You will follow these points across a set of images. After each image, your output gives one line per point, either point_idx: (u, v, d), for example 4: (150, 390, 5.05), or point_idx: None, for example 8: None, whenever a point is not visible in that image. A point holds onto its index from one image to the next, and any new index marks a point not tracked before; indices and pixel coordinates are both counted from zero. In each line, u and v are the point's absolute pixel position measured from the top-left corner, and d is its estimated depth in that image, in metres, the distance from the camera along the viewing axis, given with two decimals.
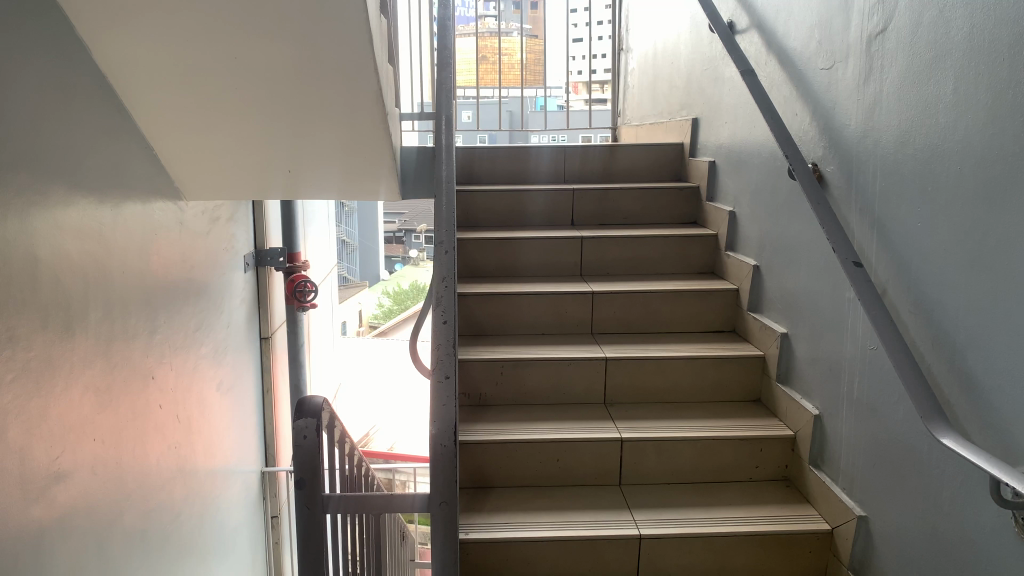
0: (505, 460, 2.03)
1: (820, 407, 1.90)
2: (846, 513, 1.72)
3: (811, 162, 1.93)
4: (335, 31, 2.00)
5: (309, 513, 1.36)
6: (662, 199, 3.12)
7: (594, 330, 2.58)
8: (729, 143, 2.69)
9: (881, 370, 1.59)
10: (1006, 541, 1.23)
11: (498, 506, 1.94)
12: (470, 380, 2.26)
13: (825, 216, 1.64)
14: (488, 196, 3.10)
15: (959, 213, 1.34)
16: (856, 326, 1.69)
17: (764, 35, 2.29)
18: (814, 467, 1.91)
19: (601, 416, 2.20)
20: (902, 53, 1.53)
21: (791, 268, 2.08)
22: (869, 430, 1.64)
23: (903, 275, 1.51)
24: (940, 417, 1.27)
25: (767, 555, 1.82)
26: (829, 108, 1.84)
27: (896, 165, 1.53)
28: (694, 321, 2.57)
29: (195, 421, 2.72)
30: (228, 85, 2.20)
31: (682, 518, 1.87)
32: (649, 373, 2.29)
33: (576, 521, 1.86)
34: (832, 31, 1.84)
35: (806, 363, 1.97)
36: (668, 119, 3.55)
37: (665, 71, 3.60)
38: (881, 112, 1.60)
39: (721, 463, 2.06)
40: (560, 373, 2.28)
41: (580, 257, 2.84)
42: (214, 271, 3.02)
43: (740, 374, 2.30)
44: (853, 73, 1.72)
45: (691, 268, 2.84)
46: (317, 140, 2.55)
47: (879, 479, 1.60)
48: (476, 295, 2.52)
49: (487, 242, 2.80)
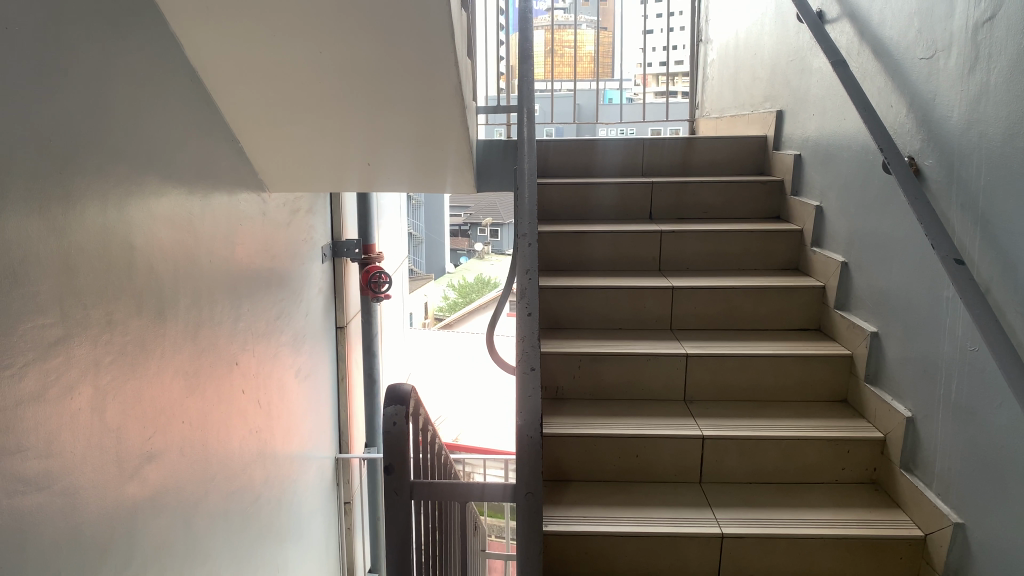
0: (584, 454, 2.02)
1: (912, 409, 1.84)
2: (941, 520, 1.66)
3: (907, 156, 1.86)
4: (417, 24, 2.02)
5: (396, 498, 1.39)
6: (745, 194, 3.05)
7: (674, 326, 2.55)
8: (816, 136, 2.61)
9: (983, 372, 1.52)
10: None
11: (576, 501, 1.94)
12: (547, 373, 2.27)
13: (924, 211, 1.58)
14: (564, 188, 3.09)
15: None
16: (955, 325, 1.62)
17: (857, 24, 2.22)
18: (905, 471, 1.85)
19: (681, 413, 2.17)
20: (1012, 41, 1.46)
21: (883, 265, 2.01)
22: (968, 434, 1.58)
23: (1009, 274, 1.45)
24: None
25: (856, 559, 1.77)
26: (927, 99, 1.78)
27: (1003, 160, 1.47)
28: (777, 318, 2.52)
29: (274, 407, 2.80)
30: (313, 79, 2.25)
31: (765, 519, 1.83)
32: (731, 370, 2.26)
33: (656, 517, 1.84)
34: (933, 20, 1.77)
35: (898, 364, 1.91)
36: (750, 112, 3.48)
37: (747, 62, 3.52)
38: (988, 104, 1.53)
39: (806, 465, 2.01)
40: (639, 369, 2.26)
41: (658, 251, 2.80)
42: (294, 261, 3.10)
43: (826, 373, 2.24)
44: (956, 63, 1.66)
45: (774, 264, 2.79)
46: (397, 133, 2.58)
47: (978, 486, 1.54)
48: (553, 289, 2.52)
49: (563, 235, 2.80)
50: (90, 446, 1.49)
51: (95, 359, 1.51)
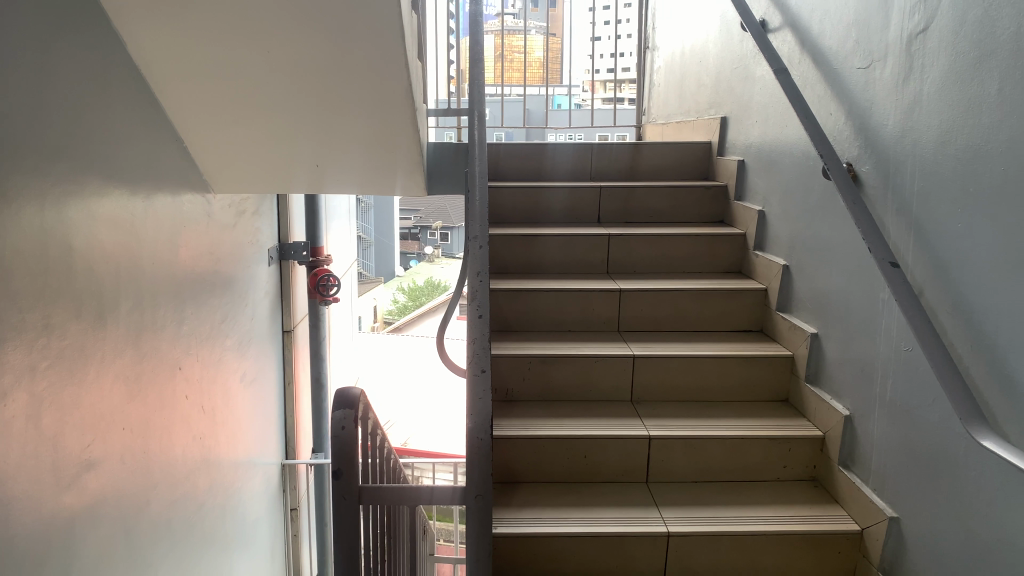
0: (534, 456, 2.03)
1: (850, 408, 1.90)
2: (877, 514, 1.72)
3: (845, 161, 1.92)
4: (368, 25, 2.02)
5: (345, 503, 1.37)
6: (690, 198, 3.11)
7: (621, 328, 2.58)
8: (759, 142, 2.68)
9: (916, 371, 1.58)
10: None
11: (526, 502, 1.94)
12: (498, 376, 2.27)
13: (861, 215, 1.63)
14: (515, 192, 3.09)
15: (1002, 214, 1.33)
16: (890, 326, 1.68)
17: (797, 34, 2.28)
18: (843, 467, 1.91)
19: (629, 414, 2.20)
20: (944, 51, 1.52)
21: (823, 268, 2.07)
22: (903, 432, 1.63)
23: (942, 275, 1.50)
24: (980, 419, 1.25)
25: (796, 554, 1.82)
26: (865, 107, 1.84)
27: (936, 167, 1.53)
28: (721, 320, 2.57)
29: (219, 413, 2.74)
30: (260, 78, 2.22)
31: (711, 517, 1.87)
32: (678, 371, 2.29)
33: (605, 517, 1.86)
34: (869, 31, 1.83)
35: (837, 363, 1.97)
36: (694, 119, 3.55)
37: (692, 70, 3.59)
38: (920, 112, 1.59)
39: (749, 463, 2.06)
40: (589, 370, 2.28)
41: (607, 254, 2.83)
42: (240, 264, 3.05)
43: (768, 373, 2.29)
44: (892, 73, 1.72)
45: (719, 267, 2.85)
46: (347, 135, 2.57)
47: (912, 481, 1.60)
48: (503, 292, 2.53)
49: (513, 238, 2.80)
50: (25, 455, 1.45)
51: (31, 364, 1.47)
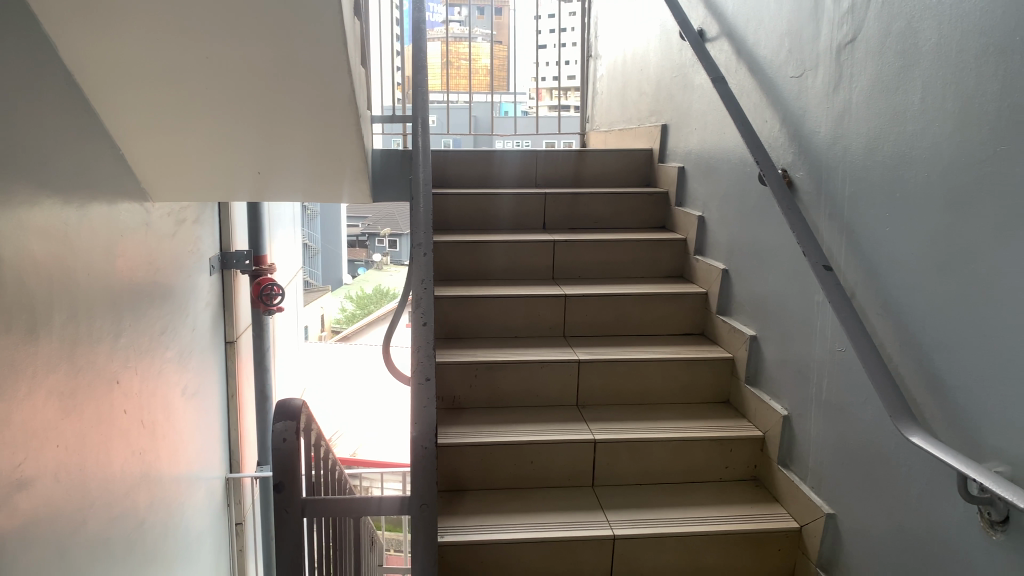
0: (480, 462, 2.03)
1: (788, 408, 1.94)
2: (815, 512, 1.76)
3: (781, 168, 1.97)
4: (310, 30, 2.00)
5: (286, 516, 1.35)
6: (633, 204, 3.15)
7: (567, 333, 2.60)
8: (699, 149, 2.73)
9: (849, 370, 1.63)
10: (971, 536, 1.25)
11: (473, 510, 1.94)
12: (444, 383, 2.25)
13: (795, 220, 1.68)
14: (461, 199, 3.09)
15: (927, 218, 1.38)
16: (825, 328, 1.73)
17: (734, 43, 2.33)
18: (783, 467, 1.95)
19: (574, 418, 2.21)
20: (871, 61, 1.57)
21: (761, 271, 2.12)
22: (838, 430, 1.68)
23: (872, 278, 1.55)
24: (909, 416, 1.30)
25: (738, 553, 1.85)
26: (798, 115, 1.89)
27: (865, 173, 1.58)
28: (663, 324, 2.61)
29: (160, 428, 2.67)
30: (199, 84, 2.18)
31: (655, 518, 1.89)
32: (622, 375, 2.32)
33: (551, 522, 1.87)
34: (801, 41, 1.88)
35: (775, 365, 2.01)
36: (636, 126, 3.60)
37: (634, 78, 3.64)
38: (850, 120, 1.64)
39: (692, 465, 2.09)
40: (534, 376, 2.29)
41: (552, 260, 2.85)
42: (180, 273, 2.98)
43: (709, 375, 2.33)
44: (823, 82, 1.77)
45: (661, 272, 2.89)
46: (289, 141, 2.53)
47: (847, 478, 1.64)
48: (449, 299, 2.52)
49: (459, 245, 2.80)
50: None
51: None
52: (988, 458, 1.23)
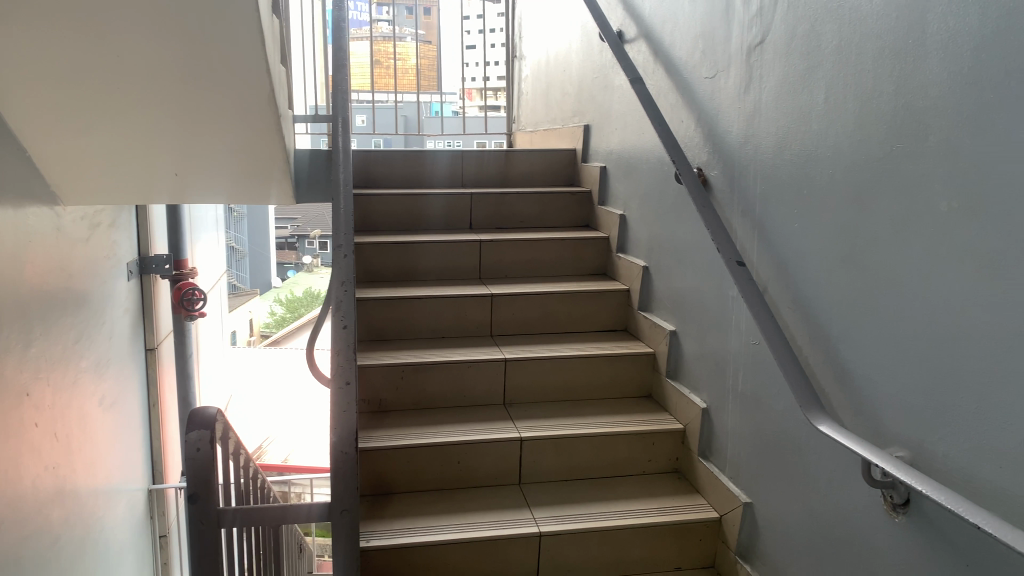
0: (406, 465, 2.01)
1: (707, 400, 1.99)
2: (733, 501, 1.81)
3: (696, 166, 2.01)
4: (225, 26, 1.94)
5: (203, 529, 1.32)
6: (557, 204, 3.18)
7: (494, 332, 2.60)
8: (619, 148, 2.77)
9: (762, 362, 1.68)
10: (875, 518, 1.30)
11: (400, 513, 1.91)
12: (370, 386, 2.22)
13: (709, 217, 1.72)
14: (387, 200, 3.05)
15: (833, 214, 1.43)
16: (739, 322, 1.78)
17: (651, 44, 2.38)
18: (703, 458, 2.00)
19: (501, 417, 2.22)
20: (778, 63, 1.62)
21: (680, 268, 2.16)
22: (753, 421, 1.73)
23: (782, 272, 1.60)
24: (818, 405, 1.34)
25: (660, 545, 1.89)
26: (712, 115, 1.94)
27: (774, 171, 1.63)
28: (588, 321, 2.65)
29: (75, 440, 2.56)
30: (110, 83, 2.10)
31: (580, 514, 1.91)
32: (548, 372, 2.34)
33: (478, 522, 1.86)
34: (714, 43, 1.93)
35: (694, 359, 2.06)
36: (561, 126, 3.63)
37: (557, 78, 3.68)
38: (760, 120, 1.69)
39: (616, 459, 2.12)
40: (461, 376, 2.29)
41: (478, 260, 2.85)
42: (95, 279, 2.86)
43: (632, 370, 2.38)
44: (734, 82, 1.82)
45: (585, 270, 2.93)
46: (207, 141, 2.47)
47: (763, 466, 1.69)
48: (376, 300, 2.48)
49: (385, 246, 2.76)
50: None
51: None
52: (889, 444, 1.28)
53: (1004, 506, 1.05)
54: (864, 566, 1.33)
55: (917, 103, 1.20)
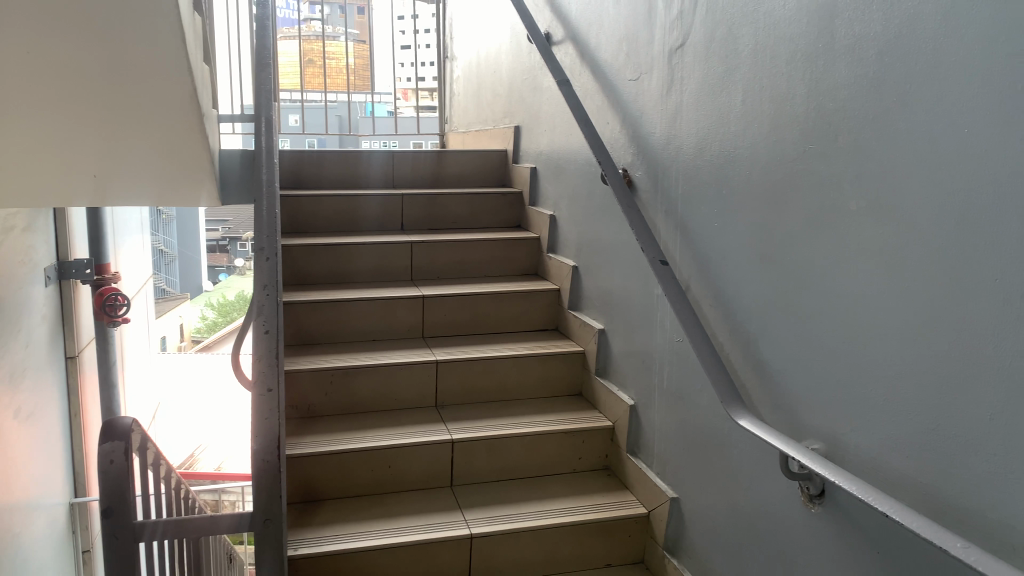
0: (336, 470, 1.98)
1: (634, 398, 2.02)
2: (660, 496, 1.84)
3: (622, 167, 2.04)
4: (142, 24, 1.88)
5: (119, 543, 1.27)
6: (489, 204, 3.19)
7: (425, 334, 2.58)
8: (548, 149, 2.79)
9: (686, 359, 1.71)
10: (793, 509, 1.34)
11: (329, 520, 1.89)
12: (298, 392, 2.18)
13: (634, 217, 1.74)
14: (316, 200, 2.99)
15: (750, 213, 1.47)
16: (664, 320, 1.81)
17: (578, 46, 2.40)
18: (631, 454, 2.03)
19: (432, 419, 2.20)
20: (698, 65, 1.65)
21: (608, 268, 2.18)
22: (678, 417, 1.76)
23: (704, 271, 1.64)
24: (738, 401, 1.37)
25: (591, 542, 1.91)
26: (636, 116, 1.96)
27: (696, 171, 1.66)
28: (519, 321, 2.66)
29: None
30: (20, 83, 2.02)
31: (510, 514, 1.92)
32: (479, 373, 2.34)
33: (409, 526, 1.85)
34: (638, 45, 1.96)
35: (621, 357, 2.09)
36: (491, 127, 3.64)
37: (488, 79, 3.68)
38: (682, 121, 1.72)
39: (547, 458, 2.14)
40: (391, 379, 2.26)
41: (410, 261, 2.82)
42: (9, 285, 2.74)
43: (562, 369, 2.40)
44: (657, 84, 1.85)
45: (516, 270, 2.95)
46: (126, 143, 2.39)
47: (688, 462, 1.73)
48: (304, 304, 2.43)
49: (314, 248, 2.71)
50: None
51: None
52: (805, 436, 1.32)
53: (910, 494, 1.10)
54: (783, 556, 1.37)
55: (827, 105, 1.24)
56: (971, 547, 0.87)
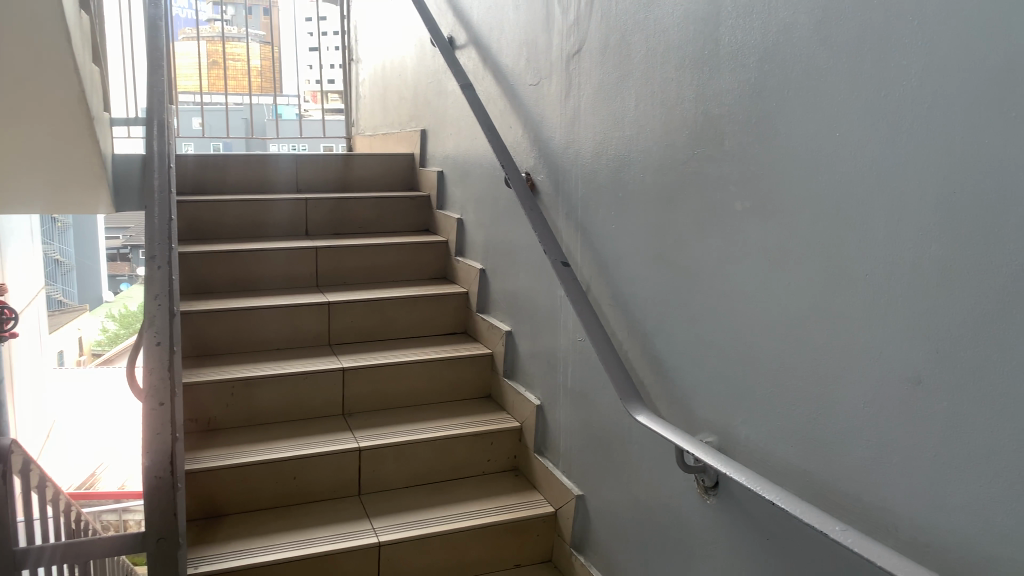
0: (239, 484, 1.92)
1: (541, 398, 2.05)
2: (567, 494, 1.87)
3: (525, 171, 2.06)
4: (21, 19, 1.80)
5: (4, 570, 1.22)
6: (395, 208, 3.16)
7: (332, 341, 2.54)
8: (454, 153, 2.80)
9: (588, 358, 1.74)
10: (690, 500, 1.38)
11: (232, 535, 1.83)
12: (198, 404, 2.10)
13: (536, 220, 1.76)
14: (216, 206, 2.90)
15: (645, 215, 1.51)
16: (567, 321, 1.84)
17: (480, 50, 2.41)
18: (539, 454, 2.06)
19: (339, 428, 2.17)
20: (594, 70, 1.69)
21: (514, 270, 2.20)
22: (582, 415, 1.79)
23: (603, 272, 1.67)
24: (637, 398, 1.41)
25: (500, 544, 1.92)
26: (537, 121, 1.99)
27: (594, 175, 1.69)
28: (427, 325, 2.65)
29: None
30: None
31: (419, 520, 1.91)
32: (386, 379, 2.32)
33: (315, 538, 1.81)
34: (537, 50, 1.98)
35: (528, 358, 2.11)
36: (398, 131, 3.61)
37: (394, 83, 3.66)
38: (580, 126, 1.75)
39: (456, 462, 2.14)
40: (296, 388, 2.22)
41: (315, 267, 2.77)
42: None
43: (470, 372, 2.41)
44: (556, 89, 1.88)
45: (424, 274, 2.94)
46: (10, 145, 2.29)
47: (592, 459, 1.76)
48: (204, 313, 2.35)
49: (215, 255, 2.62)
50: None
51: None
52: (700, 430, 1.37)
53: (796, 482, 1.15)
54: (682, 547, 1.41)
55: (713, 110, 1.29)
56: (848, 529, 0.91)
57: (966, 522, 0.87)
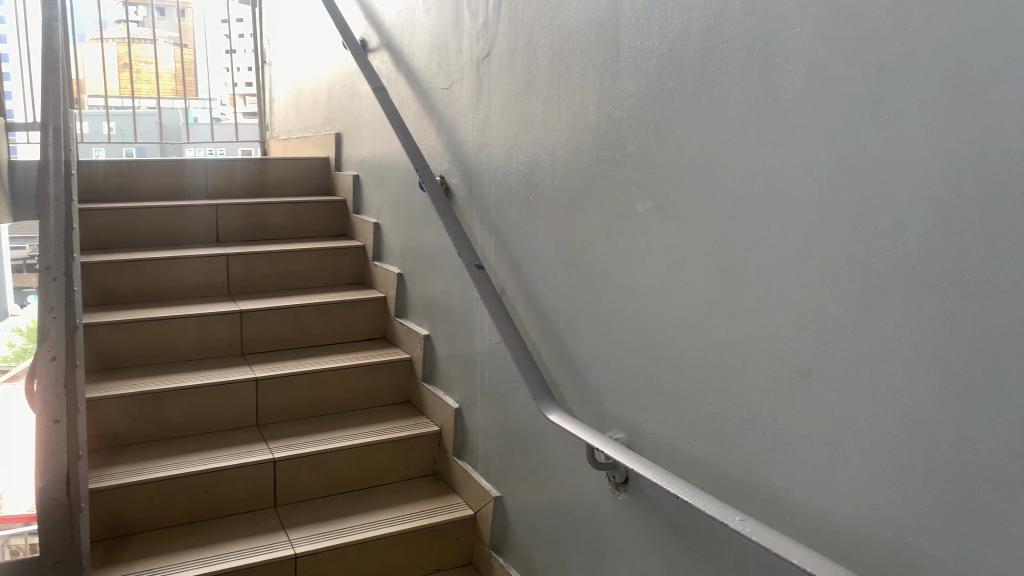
0: (147, 501, 1.86)
1: (459, 401, 2.05)
2: (486, 496, 1.88)
3: (439, 174, 2.05)
4: None
5: None
6: (310, 213, 3.11)
7: (245, 351, 2.48)
8: (369, 157, 2.77)
9: (503, 360, 1.75)
10: (602, 496, 1.41)
11: (141, 554, 1.77)
12: (102, 420, 2.02)
13: (450, 224, 1.76)
14: (120, 213, 2.79)
15: (554, 217, 1.52)
16: (483, 323, 1.85)
17: (392, 54, 2.39)
18: (458, 457, 2.06)
19: (253, 439, 2.12)
20: (503, 74, 1.70)
21: (431, 274, 2.19)
22: (499, 417, 1.80)
23: (517, 274, 1.68)
24: (549, 397, 1.42)
25: (420, 549, 1.91)
26: (450, 124, 1.99)
27: (506, 177, 1.70)
28: (344, 331, 2.61)
29: None
30: None
31: (337, 530, 1.88)
32: (302, 388, 2.28)
33: (229, 553, 1.77)
34: (448, 54, 1.98)
35: (446, 362, 2.11)
36: (313, 134, 3.56)
37: (308, 86, 3.60)
38: (491, 129, 1.76)
39: (374, 468, 2.12)
40: (208, 400, 2.15)
41: (227, 275, 2.70)
42: None
43: (388, 378, 2.39)
44: (467, 92, 1.88)
45: (340, 279, 2.90)
46: None
47: (509, 460, 1.77)
48: (109, 325, 2.26)
49: (120, 264, 2.53)
50: None
51: None
52: (610, 428, 1.39)
53: (700, 475, 1.18)
54: (597, 543, 1.43)
55: (616, 113, 1.32)
56: (746, 518, 0.94)
57: (855, 506, 0.91)
